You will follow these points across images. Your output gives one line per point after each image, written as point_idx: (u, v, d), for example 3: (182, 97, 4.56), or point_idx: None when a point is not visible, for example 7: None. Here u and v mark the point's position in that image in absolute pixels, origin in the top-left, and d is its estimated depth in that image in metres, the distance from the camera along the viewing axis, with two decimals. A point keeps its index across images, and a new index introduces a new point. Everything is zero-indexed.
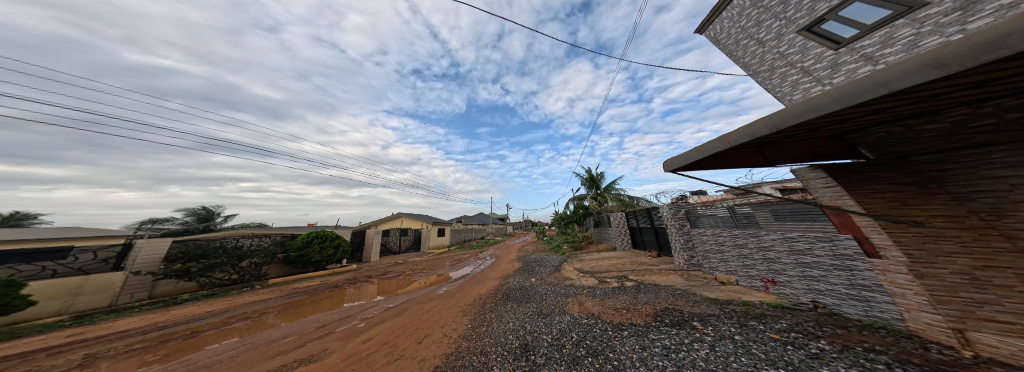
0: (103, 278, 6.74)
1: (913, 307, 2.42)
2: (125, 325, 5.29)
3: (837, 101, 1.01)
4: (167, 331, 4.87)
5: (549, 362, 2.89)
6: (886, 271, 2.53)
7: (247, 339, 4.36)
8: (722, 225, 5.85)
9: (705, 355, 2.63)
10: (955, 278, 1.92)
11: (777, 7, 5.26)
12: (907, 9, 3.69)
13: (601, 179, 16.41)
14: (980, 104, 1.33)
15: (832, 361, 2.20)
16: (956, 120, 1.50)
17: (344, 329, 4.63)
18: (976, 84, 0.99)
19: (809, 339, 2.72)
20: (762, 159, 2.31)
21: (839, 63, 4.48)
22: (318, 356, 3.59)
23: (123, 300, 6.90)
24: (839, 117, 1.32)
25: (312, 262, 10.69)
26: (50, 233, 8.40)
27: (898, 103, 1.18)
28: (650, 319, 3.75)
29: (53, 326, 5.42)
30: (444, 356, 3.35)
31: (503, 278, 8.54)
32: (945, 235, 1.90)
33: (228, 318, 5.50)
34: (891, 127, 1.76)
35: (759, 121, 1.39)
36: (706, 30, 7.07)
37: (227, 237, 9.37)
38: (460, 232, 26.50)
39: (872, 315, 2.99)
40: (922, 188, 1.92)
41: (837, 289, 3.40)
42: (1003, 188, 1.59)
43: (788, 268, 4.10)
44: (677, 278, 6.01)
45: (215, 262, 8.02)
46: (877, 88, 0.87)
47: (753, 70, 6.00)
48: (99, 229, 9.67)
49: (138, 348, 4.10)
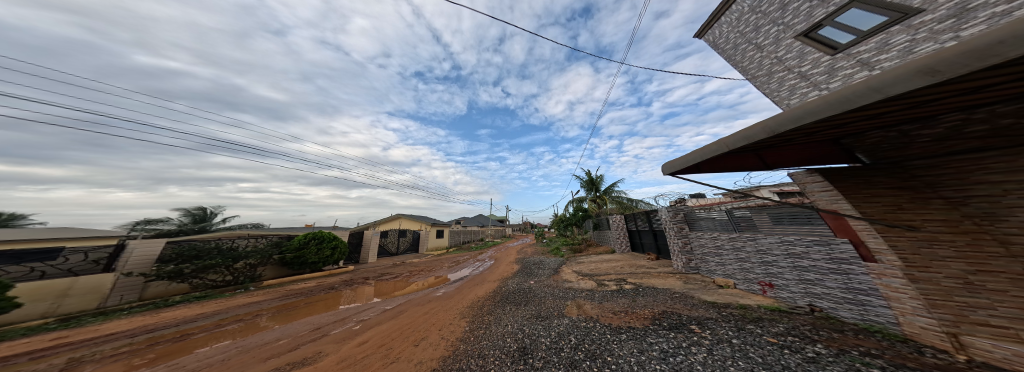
0: (93, 279, 6.64)
1: (908, 311, 2.41)
2: (112, 328, 5.19)
3: (834, 105, 1.01)
4: (156, 334, 4.78)
5: (549, 365, 2.85)
6: (881, 275, 2.50)
7: (240, 342, 4.28)
8: (720, 228, 5.73)
9: (702, 359, 2.60)
10: (949, 282, 1.91)
11: (775, 13, 5.37)
12: (901, 16, 3.76)
13: (600, 181, 16.45)
14: (974, 110, 1.33)
15: (830, 366, 2.18)
16: (950, 126, 1.50)
17: (339, 331, 4.56)
18: (969, 91, 0.99)
19: (806, 343, 2.70)
20: (761, 163, 2.28)
21: (836, 68, 4.50)
22: (312, 359, 3.53)
23: (113, 302, 6.76)
24: (836, 121, 1.32)
25: (308, 263, 10.59)
26: (41, 234, 8.27)
27: (893, 108, 1.18)
28: (649, 323, 3.72)
29: (38, 329, 5.32)
30: (441, 358, 3.30)
31: (502, 280, 8.48)
32: (939, 240, 1.89)
33: (219, 321, 5.38)
34: (886, 132, 1.76)
35: (756, 124, 1.39)
36: (705, 35, 7.13)
37: (223, 238, 9.29)
38: (460, 233, 26.35)
39: (868, 319, 2.98)
40: (916, 193, 1.91)
41: (833, 292, 3.39)
42: (996, 193, 1.59)
43: (785, 272, 4.10)
44: (676, 281, 5.97)
45: (210, 263, 7.88)
46: (872, 93, 0.87)
47: (752, 75, 6.02)
48: (91, 230, 9.52)
49: (124, 352, 4.01)
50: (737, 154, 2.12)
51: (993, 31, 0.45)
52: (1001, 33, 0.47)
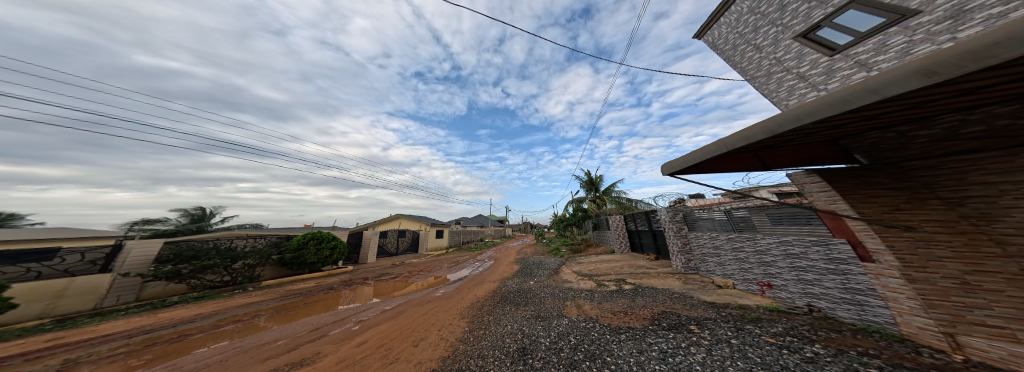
0: (90, 279, 6.61)
1: (905, 311, 2.43)
2: (109, 329, 5.16)
3: (831, 106, 1.01)
4: (154, 335, 4.76)
5: (548, 365, 2.85)
6: (879, 275, 2.52)
7: (238, 343, 4.27)
8: (719, 228, 5.75)
9: (702, 359, 2.59)
10: (946, 282, 1.92)
11: (774, 13, 5.38)
12: (900, 17, 3.77)
13: (600, 181, 16.48)
14: (971, 111, 1.34)
15: (828, 365, 2.19)
16: (947, 127, 1.51)
17: (338, 332, 4.56)
18: (966, 92, 1.00)
19: (805, 343, 2.70)
20: (760, 164, 2.28)
21: (834, 69, 4.52)
22: (310, 359, 3.51)
23: (110, 303, 6.73)
24: (834, 121, 1.32)
25: (308, 264, 10.56)
26: (39, 234, 8.24)
27: (892, 108, 1.18)
28: (648, 323, 3.73)
29: (34, 329, 5.29)
30: (440, 359, 3.30)
31: (501, 280, 8.49)
32: (937, 240, 1.89)
33: (217, 322, 5.36)
34: (884, 133, 1.76)
35: (754, 125, 1.40)
36: (704, 36, 7.15)
37: (221, 238, 9.25)
38: (460, 234, 26.36)
39: (866, 319, 2.99)
40: (914, 193, 1.91)
41: (831, 292, 3.40)
42: (993, 193, 1.60)
43: (784, 272, 4.10)
44: (675, 281, 5.97)
45: (208, 264, 7.85)
46: (869, 94, 0.87)
47: (750, 76, 6.04)
48: (89, 230, 9.48)
49: (121, 353, 3.98)
50: (737, 154, 2.12)
51: (989, 33, 0.45)
52: (997, 34, 0.47)
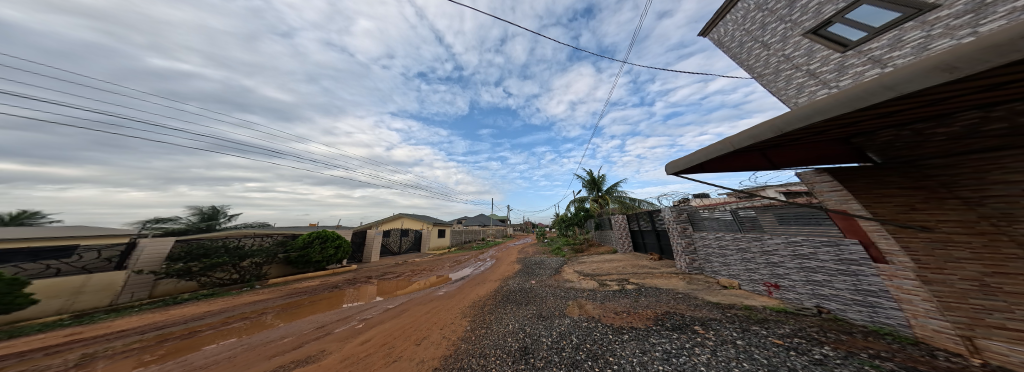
0: (106, 276, 6.81)
1: (920, 313, 2.36)
2: (124, 325, 5.31)
3: (844, 104, 0.98)
4: (165, 331, 4.89)
5: (549, 365, 2.85)
6: (893, 277, 2.47)
7: (247, 339, 4.37)
8: (724, 228, 5.67)
9: (706, 360, 2.57)
10: (964, 284, 1.86)
11: (782, 10, 5.25)
12: (916, 12, 3.66)
13: (602, 181, 16.42)
14: (992, 107, 1.29)
15: (837, 368, 2.15)
16: (966, 124, 1.45)
17: (342, 330, 4.62)
18: (986, 88, 0.96)
19: (813, 345, 2.65)
20: (768, 163, 2.21)
21: (846, 66, 4.43)
22: (314, 357, 3.56)
23: (124, 299, 6.93)
24: (847, 119, 1.28)
25: (312, 262, 10.73)
26: (58, 232, 8.54)
27: (905, 106, 1.15)
28: (651, 323, 3.69)
29: (52, 325, 5.45)
30: (443, 357, 3.33)
31: (503, 279, 8.52)
32: (955, 241, 1.83)
33: (227, 318, 5.50)
34: (898, 130, 1.72)
35: (762, 123, 1.36)
36: (710, 33, 7.05)
37: (230, 237, 9.45)
38: (461, 233, 26.46)
39: (877, 321, 2.92)
40: (931, 193, 1.85)
41: (843, 294, 3.32)
42: (1014, 193, 1.53)
43: (792, 273, 4.03)
44: (678, 281, 5.92)
45: (217, 262, 8.06)
46: (884, 91, 0.85)
47: (758, 73, 5.93)
48: (103, 228, 9.74)
49: (134, 349, 4.10)
50: (743, 153, 2.07)
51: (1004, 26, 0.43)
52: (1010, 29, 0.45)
